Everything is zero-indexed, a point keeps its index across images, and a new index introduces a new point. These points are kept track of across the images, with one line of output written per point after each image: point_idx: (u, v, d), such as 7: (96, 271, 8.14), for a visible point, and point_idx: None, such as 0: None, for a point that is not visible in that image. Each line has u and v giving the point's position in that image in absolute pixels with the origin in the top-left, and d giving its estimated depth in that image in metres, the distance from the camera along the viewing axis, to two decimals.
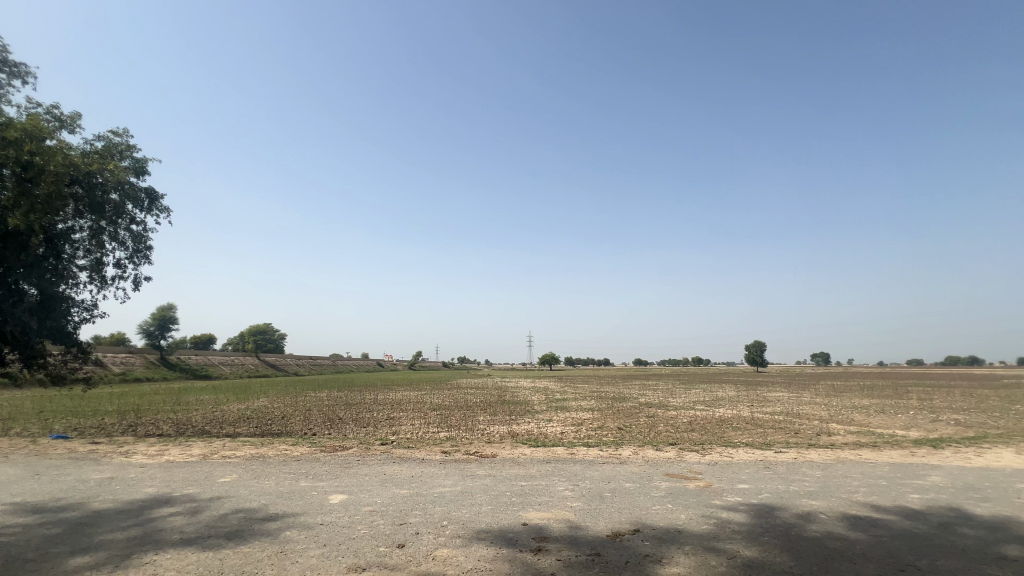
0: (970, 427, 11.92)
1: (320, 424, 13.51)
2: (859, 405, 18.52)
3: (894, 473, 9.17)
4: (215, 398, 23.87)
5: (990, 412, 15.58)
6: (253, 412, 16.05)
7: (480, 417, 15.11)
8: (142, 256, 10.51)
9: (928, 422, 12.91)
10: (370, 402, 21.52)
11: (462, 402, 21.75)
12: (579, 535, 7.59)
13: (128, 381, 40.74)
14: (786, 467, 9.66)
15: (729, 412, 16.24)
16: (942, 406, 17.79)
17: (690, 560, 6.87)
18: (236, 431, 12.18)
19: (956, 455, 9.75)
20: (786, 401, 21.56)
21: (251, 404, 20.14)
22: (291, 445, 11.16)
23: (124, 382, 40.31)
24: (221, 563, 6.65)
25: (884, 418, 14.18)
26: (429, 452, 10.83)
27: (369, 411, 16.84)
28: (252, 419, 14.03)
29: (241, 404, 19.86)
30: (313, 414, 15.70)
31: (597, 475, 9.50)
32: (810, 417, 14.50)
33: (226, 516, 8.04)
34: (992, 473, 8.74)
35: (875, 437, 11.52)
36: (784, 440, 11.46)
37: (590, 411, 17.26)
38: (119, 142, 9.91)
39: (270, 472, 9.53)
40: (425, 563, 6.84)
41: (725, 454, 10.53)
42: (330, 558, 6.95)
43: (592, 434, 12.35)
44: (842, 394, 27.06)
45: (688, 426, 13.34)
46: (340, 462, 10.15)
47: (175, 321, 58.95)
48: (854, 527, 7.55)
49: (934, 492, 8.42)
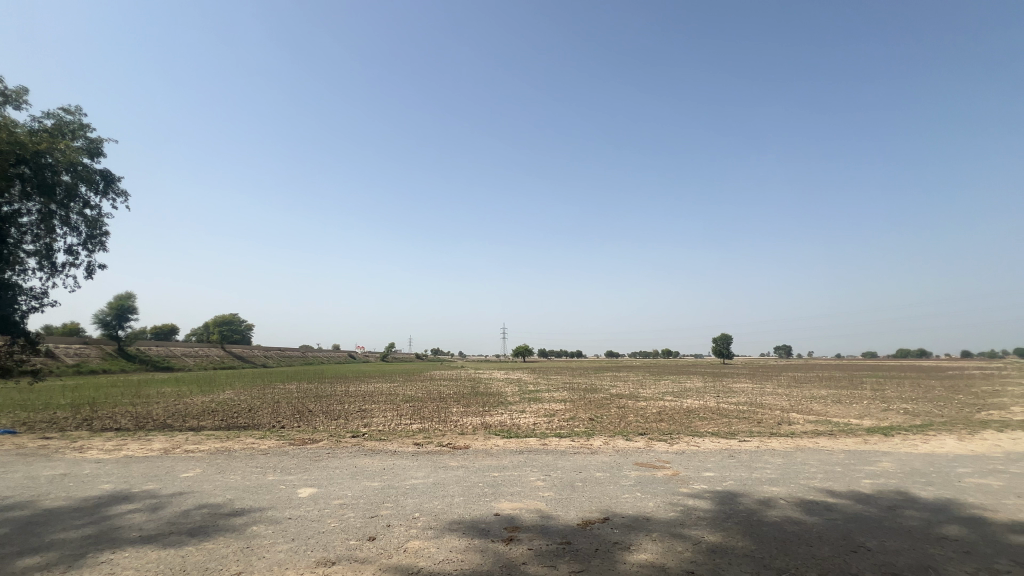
0: (918, 416, 12.66)
1: (289, 417, 13.19)
2: (818, 396, 19.43)
3: (849, 460, 9.64)
4: (177, 390, 22.89)
5: (936, 401, 16.63)
6: (218, 405, 15.54)
7: (453, 409, 15.08)
8: (98, 242, 10.01)
9: (880, 412, 13.64)
10: (342, 393, 21.15)
11: (435, 393, 21.69)
12: (550, 525, 7.70)
13: (80, 374, 38.66)
14: (749, 456, 10.01)
15: (696, 403, 16.76)
16: (893, 396, 18.88)
17: (657, 546, 7.12)
18: (200, 424, 11.77)
19: (904, 442, 10.33)
20: (752, 392, 22.38)
21: (216, 396, 19.46)
22: (258, 438, 10.86)
23: (79, 374, 38.34)
24: (184, 560, 6.46)
25: (840, 407, 14.93)
26: (401, 444, 10.73)
27: (340, 403, 16.57)
28: (217, 412, 13.59)
29: (206, 397, 19.21)
30: (281, 406, 15.30)
31: (568, 465, 9.62)
32: (773, 407, 15.11)
33: (189, 511, 7.79)
34: (936, 459, 9.32)
35: (832, 426, 12.08)
36: (748, 429, 11.89)
37: (562, 402, 17.50)
38: (71, 120, 9.38)
39: (235, 466, 9.27)
40: (397, 556, 6.81)
41: (693, 443, 10.82)
42: (299, 552, 6.84)
43: (565, 425, 12.50)
44: (802, 386, 27.73)
45: (657, 416, 13.67)
46: (309, 455, 9.95)
47: (134, 311, 56.34)
48: (810, 512, 7.94)
49: (884, 477, 8.90)
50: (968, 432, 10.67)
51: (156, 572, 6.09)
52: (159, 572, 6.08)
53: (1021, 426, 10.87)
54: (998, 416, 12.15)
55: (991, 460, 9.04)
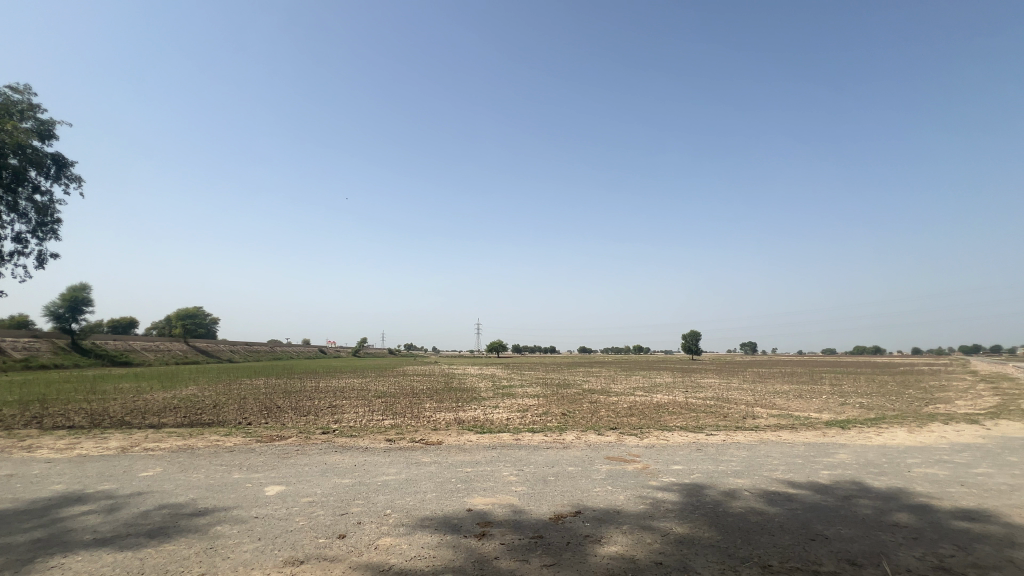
0: (872, 409, 13.33)
1: (256, 413, 12.86)
2: (782, 391, 20.20)
3: (809, 452, 10.06)
4: (137, 386, 21.87)
5: (889, 396, 17.56)
6: (180, 401, 14.96)
7: (426, 404, 15.00)
8: (49, 230, 9.53)
9: (837, 405, 14.33)
10: (313, 389, 20.70)
11: (409, 389, 21.49)
12: (522, 519, 7.76)
13: (28, 369, 36.54)
14: (716, 449, 10.32)
15: (666, 398, 17.18)
16: (850, 391, 19.83)
17: (627, 539, 7.27)
18: (161, 421, 11.34)
19: (860, 435, 10.85)
20: (719, 387, 23.10)
21: (178, 392, 18.70)
22: (223, 435, 10.54)
23: (27, 370, 36.11)
24: (142, 562, 6.23)
25: (801, 401, 15.58)
26: (373, 440, 10.60)
27: (310, 399, 16.23)
28: (179, 409, 13.11)
29: (167, 393, 18.48)
30: (248, 402, 14.89)
31: (541, 460, 9.70)
32: (739, 402, 15.62)
33: (148, 512, 7.49)
34: (889, 450, 9.83)
35: (793, 419, 12.60)
36: (715, 423, 12.25)
37: (536, 397, 17.66)
38: (19, 100, 8.86)
39: (199, 464, 8.97)
40: (367, 553, 6.74)
41: (663, 437, 11.09)
42: (265, 552, 6.69)
43: (538, 420, 12.59)
44: (766, 381, 28.75)
45: (628, 411, 13.94)
46: (278, 452, 9.73)
47: (89, 302, 53.69)
48: (773, 503, 8.25)
49: (841, 467, 9.34)
50: (917, 424, 11.32)
51: None
52: None
53: (964, 418, 11.59)
54: (943, 409, 12.95)
55: (937, 450, 9.61)
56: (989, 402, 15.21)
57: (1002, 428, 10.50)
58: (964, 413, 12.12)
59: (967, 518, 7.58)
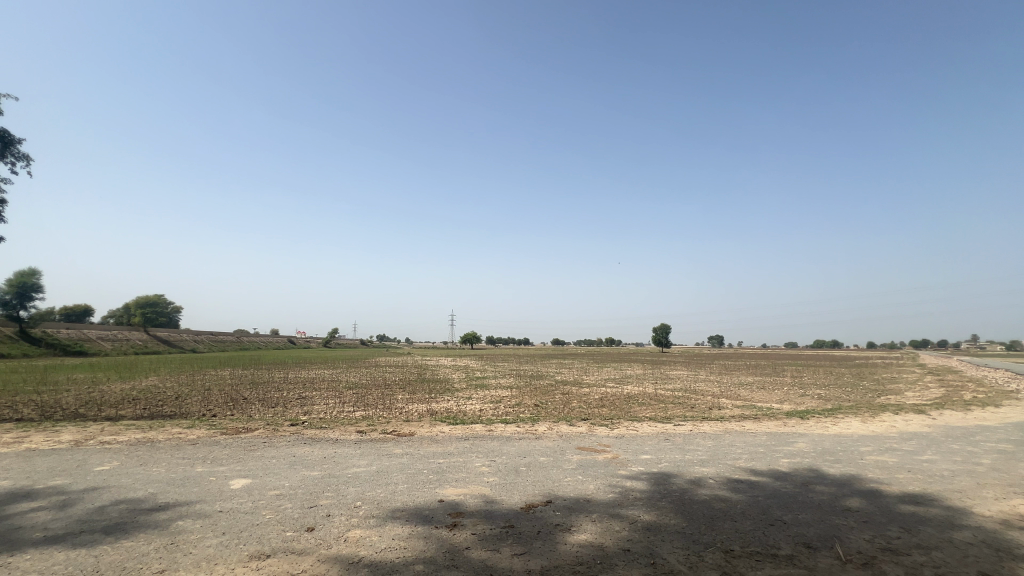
0: (829, 400, 14.02)
1: (222, 404, 12.50)
2: (747, 382, 21.00)
3: (771, 441, 10.49)
4: (92, 376, 20.80)
5: (845, 388, 18.49)
6: (138, 393, 14.35)
7: (398, 395, 14.90)
8: None
9: (797, 396, 15.00)
10: (283, 380, 20.23)
11: (382, 380, 21.24)
12: (493, 509, 7.83)
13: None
14: (683, 439, 10.65)
15: (637, 389, 17.61)
16: (810, 383, 20.81)
17: (596, 527, 7.44)
18: (119, 413, 10.88)
19: (818, 424, 11.39)
20: (688, 379, 23.82)
21: (139, 383, 17.97)
22: (185, 427, 10.19)
23: None
24: (97, 560, 5.98)
25: (765, 392, 16.25)
26: (344, 432, 10.48)
27: (278, 390, 15.86)
28: (138, 400, 12.60)
29: (125, 384, 17.68)
30: (212, 393, 14.43)
31: (513, 451, 9.77)
32: (706, 393, 16.15)
33: (103, 508, 7.19)
34: (844, 439, 10.36)
35: (757, 410, 13.11)
36: (683, 414, 12.63)
37: (509, 388, 17.80)
38: None
39: (160, 457, 8.66)
40: (336, 546, 6.67)
41: (633, 428, 11.34)
42: (230, 546, 6.54)
43: (511, 411, 12.69)
44: (733, 373, 29.41)
45: (600, 402, 14.21)
46: (243, 445, 9.48)
47: (39, 289, 50.66)
48: (737, 490, 8.59)
49: (800, 455, 9.79)
50: (870, 414, 11.96)
51: None
52: None
53: (912, 409, 12.31)
54: (893, 400, 13.75)
55: (887, 439, 10.20)
56: (934, 393, 16.22)
57: (946, 418, 11.22)
58: (912, 404, 12.87)
59: (912, 502, 8.09)
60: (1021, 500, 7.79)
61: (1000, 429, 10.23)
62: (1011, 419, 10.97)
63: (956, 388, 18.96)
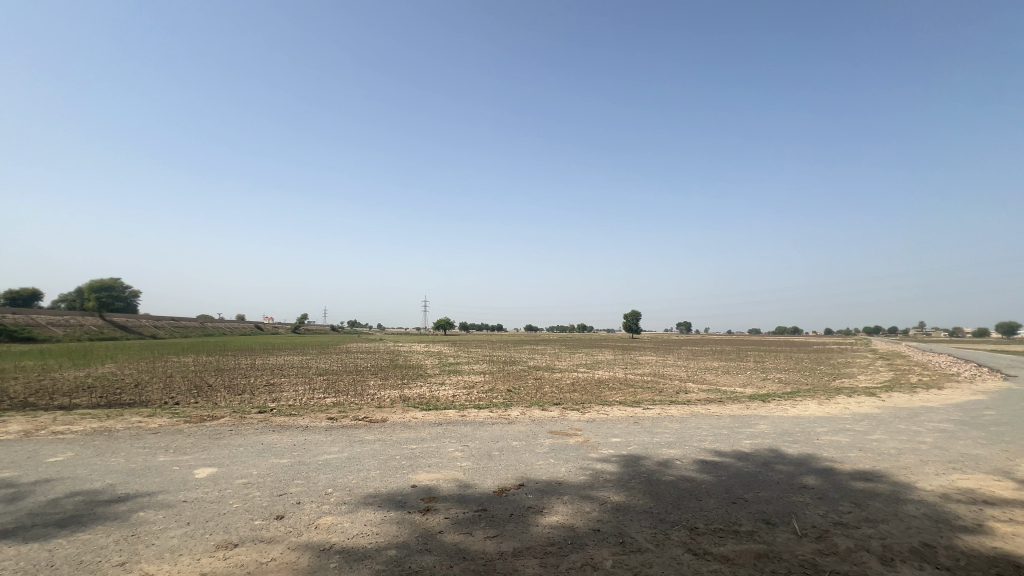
0: (789, 384, 14.72)
1: (185, 392, 12.11)
2: (713, 367, 21.86)
3: (735, 423, 10.94)
4: (38, 363, 19.58)
5: (804, 372, 19.50)
6: (93, 380, 13.71)
7: (370, 381, 14.78)
8: None
9: (759, 380, 15.69)
10: (250, 367, 19.66)
11: (353, 366, 20.94)
12: (466, 493, 7.90)
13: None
14: (651, 422, 10.99)
15: (608, 374, 18.03)
16: (772, 367, 21.83)
17: (567, 508, 7.62)
18: (73, 402, 10.40)
19: (779, 407, 11.95)
20: (658, 364, 24.56)
21: (94, 371, 17.19)
22: (146, 416, 9.84)
23: None
24: (51, 554, 5.75)
25: (729, 377, 16.94)
26: (314, 418, 10.34)
27: (245, 376, 15.48)
28: (94, 388, 12.04)
29: (78, 371, 16.85)
30: (175, 380, 13.90)
31: (486, 435, 9.87)
32: (674, 378, 16.70)
33: (57, 501, 6.88)
34: (802, 421, 10.92)
35: (722, 393, 13.64)
36: (653, 398, 13.03)
37: (482, 374, 17.90)
38: None
39: (118, 447, 8.35)
40: (307, 533, 6.61)
41: (603, 412, 11.62)
42: (195, 536, 6.40)
43: (484, 397, 12.77)
44: (700, 358, 30.54)
45: (572, 387, 14.48)
46: (208, 433, 9.24)
47: None
48: (702, 470, 8.96)
49: (761, 436, 10.26)
50: (826, 397, 12.63)
51: (12, 572, 5.34)
52: (17, 572, 5.35)
53: (864, 391, 13.06)
54: (847, 383, 14.56)
55: (841, 420, 10.79)
56: (885, 376, 17.26)
57: (894, 400, 11.96)
58: (864, 387, 13.65)
59: (863, 478, 8.62)
60: (959, 475, 8.41)
61: (941, 410, 11.00)
62: (951, 400, 11.79)
63: (904, 371, 20.24)
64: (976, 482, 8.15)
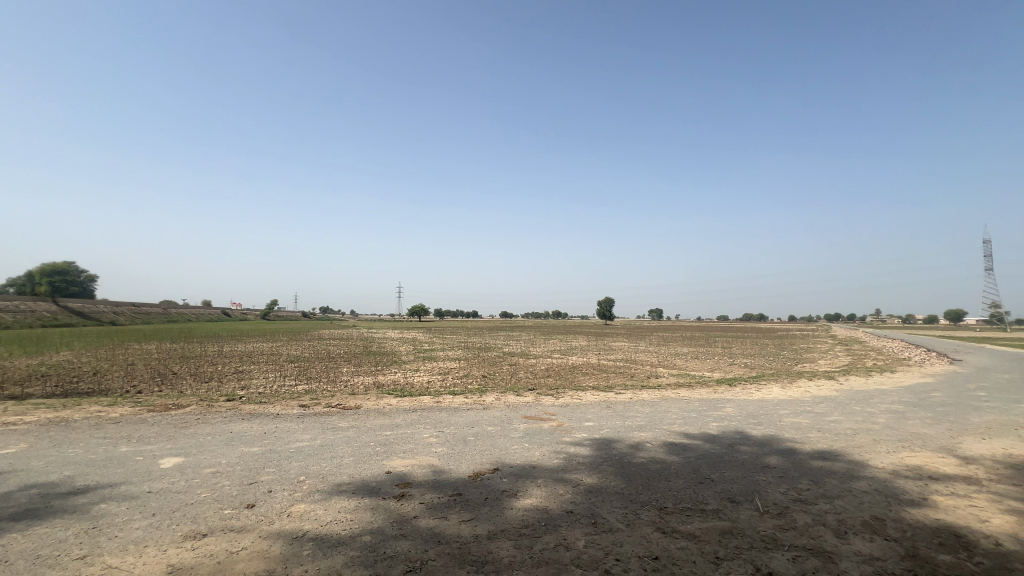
0: (755, 368, 15.35)
1: (148, 380, 11.72)
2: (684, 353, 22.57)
3: (703, 407, 11.35)
4: None
5: (769, 356, 20.39)
6: (48, 369, 13.08)
7: (343, 368, 14.63)
8: None
9: (727, 365, 16.30)
10: (219, 354, 19.14)
11: (327, 353, 20.65)
12: (441, 478, 7.98)
13: None
14: (624, 406, 11.29)
15: (582, 360, 18.39)
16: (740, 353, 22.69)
17: (542, 491, 7.80)
18: (25, 392, 9.92)
19: (745, 391, 12.44)
20: (632, 350, 25.19)
21: (45, 359, 16.27)
22: (106, 405, 9.48)
23: None
24: (4, 549, 5.52)
25: (699, 362, 17.54)
26: (285, 406, 10.20)
27: (212, 364, 15.03)
28: (49, 377, 11.51)
29: (30, 359, 15.97)
30: (137, 368, 13.43)
31: (461, 421, 9.95)
32: (646, 363, 17.17)
33: (10, 494, 6.59)
34: (767, 404, 11.41)
35: (691, 378, 14.11)
36: (625, 383, 13.37)
37: (458, 360, 17.95)
38: None
39: (77, 438, 8.04)
40: (278, 521, 6.56)
41: (577, 397, 11.87)
42: (161, 527, 6.26)
43: (459, 383, 12.84)
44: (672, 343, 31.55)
45: (547, 373, 14.70)
46: (173, 423, 8.99)
47: None
48: (672, 452, 9.27)
49: (728, 419, 10.69)
50: (789, 381, 13.23)
51: None
52: None
53: (825, 375, 13.75)
54: (809, 368, 15.28)
55: (803, 403, 11.34)
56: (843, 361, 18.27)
57: (851, 383, 12.64)
58: (825, 371, 14.36)
59: (820, 457, 9.11)
60: (908, 453, 8.99)
61: (894, 392, 11.69)
62: (903, 383, 12.55)
63: (861, 356, 21.41)
64: (923, 459, 8.73)
